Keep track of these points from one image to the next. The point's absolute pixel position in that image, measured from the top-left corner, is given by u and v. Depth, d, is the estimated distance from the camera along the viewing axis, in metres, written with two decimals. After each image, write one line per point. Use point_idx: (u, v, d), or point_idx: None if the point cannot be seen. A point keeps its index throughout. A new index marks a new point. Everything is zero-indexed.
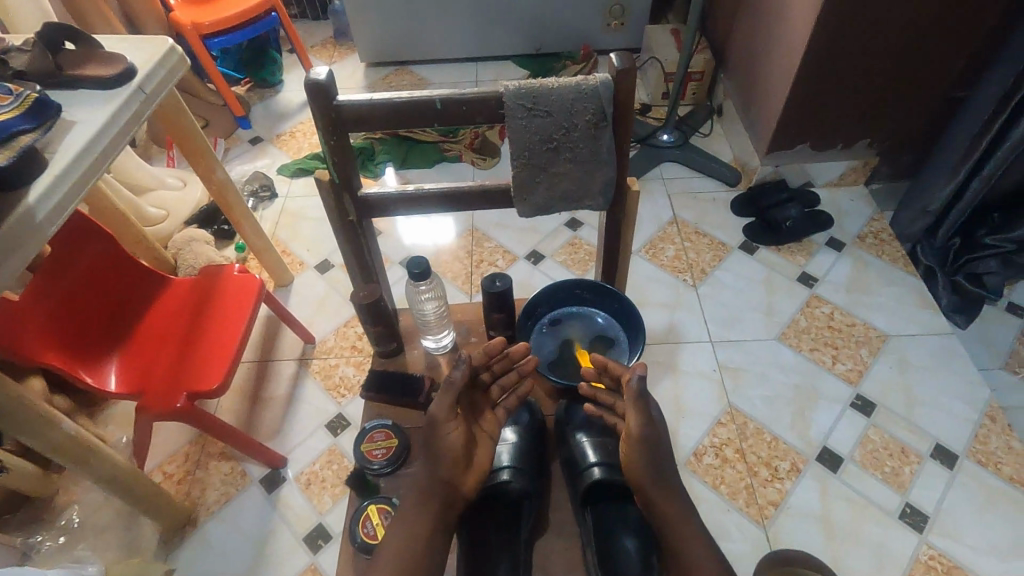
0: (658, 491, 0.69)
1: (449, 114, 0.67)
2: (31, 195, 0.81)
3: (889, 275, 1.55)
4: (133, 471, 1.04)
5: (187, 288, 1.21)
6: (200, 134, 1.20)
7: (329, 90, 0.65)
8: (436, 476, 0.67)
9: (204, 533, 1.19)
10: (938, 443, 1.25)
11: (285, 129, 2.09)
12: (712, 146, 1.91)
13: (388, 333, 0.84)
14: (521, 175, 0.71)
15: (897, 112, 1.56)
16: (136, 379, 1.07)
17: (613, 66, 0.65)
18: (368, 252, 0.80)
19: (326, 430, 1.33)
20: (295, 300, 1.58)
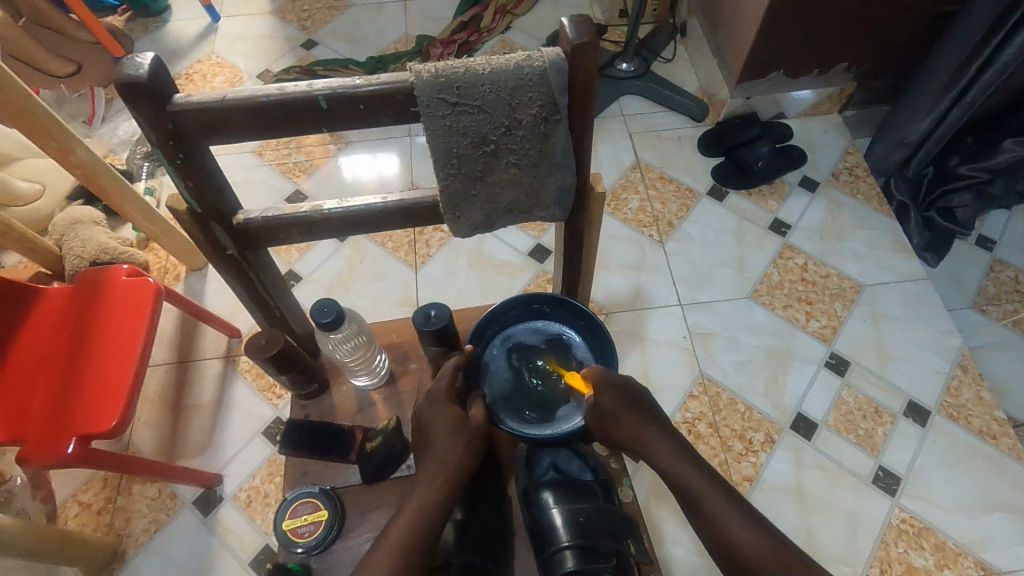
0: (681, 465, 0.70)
1: (341, 113, 0.48)
2: None
3: (863, 217, 1.46)
4: (25, 532, 0.88)
5: (64, 301, 1.00)
6: (43, 108, 0.94)
7: (158, 89, 0.44)
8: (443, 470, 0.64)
9: (135, 569, 1.07)
10: (911, 400, 1.22)
11: (179, 70, 1.74)
12: (676, 73, 1.71)
13: (305, 377, 0.69)
14: (451, 188, 0.53)
15: (880, 33, 1.39)
16: (14, 424, 0.89)
17: (566, 38, 0.46)
18: (264, 285, 0.63)
19: (263, 438, 1.19)
20: (213, 286, 1.37)
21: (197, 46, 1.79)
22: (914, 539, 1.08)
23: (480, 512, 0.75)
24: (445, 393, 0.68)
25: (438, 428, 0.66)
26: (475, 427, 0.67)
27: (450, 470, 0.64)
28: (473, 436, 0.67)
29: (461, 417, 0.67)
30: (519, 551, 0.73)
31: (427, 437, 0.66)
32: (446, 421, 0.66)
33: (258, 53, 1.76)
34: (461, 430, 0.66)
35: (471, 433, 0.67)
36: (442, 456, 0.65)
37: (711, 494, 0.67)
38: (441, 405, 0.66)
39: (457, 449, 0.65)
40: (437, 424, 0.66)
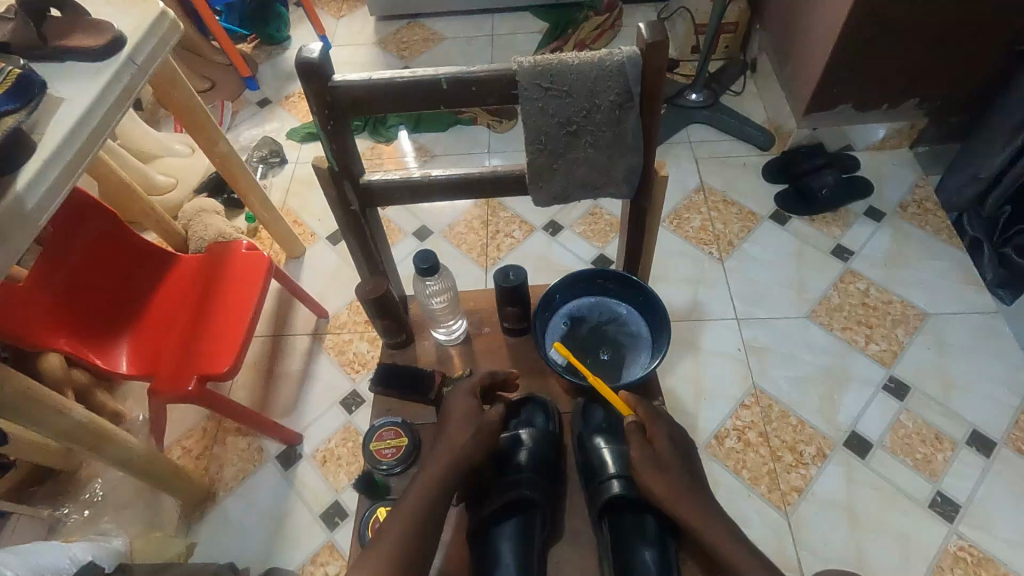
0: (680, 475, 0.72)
1: (457, 94, 0.60)
2: (18, 181, 0.75)
3: (930, 248, 1.46)
4: (147, 453, 1.04)
5: (193, 265, 1.18)
6: (199, 105, 1.14)
7: (323, 69, 0.58)
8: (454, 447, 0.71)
9: (223, 509, 1.21)
10: (975, 430, 1.20)
11: (294, 89, 1.99)
12: (745, 106, 1.79)
13: (396, 326, 0.81)
14: (537, 162, 0.65)
15: (953, 70, 1.42)
16: (148, 360, 1.06)
17: (641, 39, 0.57)
18: (373, 241, 0.76)
19: (341, 407, 1.32)
20: (307, 272, 1.55)
21: None
22: (972, 567, 1.06)
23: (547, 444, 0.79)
24: (474, 385, 0.76)
25: (456, 415, 0.73)
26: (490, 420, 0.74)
27: (480, 437, 0.72)
28: (485, 427, 0.74)
29: (478, 410, 0.75)
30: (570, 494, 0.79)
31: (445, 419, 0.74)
32: (464, 410, 0.73)
33: None
34: (476, 419, 0.74)
35: (482, 423, 0.73)
36: (453, 436, 0.72)
37: (699, 509, 0.69)
38: (463, 395, 0.75)
39: (469, 431, 0.72)
40: (459, 411, 0.74)
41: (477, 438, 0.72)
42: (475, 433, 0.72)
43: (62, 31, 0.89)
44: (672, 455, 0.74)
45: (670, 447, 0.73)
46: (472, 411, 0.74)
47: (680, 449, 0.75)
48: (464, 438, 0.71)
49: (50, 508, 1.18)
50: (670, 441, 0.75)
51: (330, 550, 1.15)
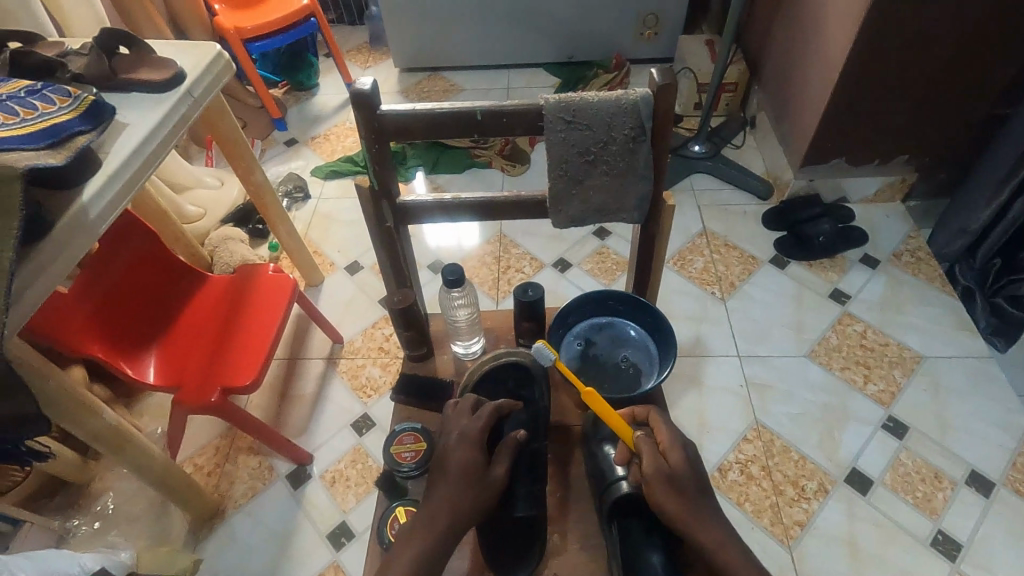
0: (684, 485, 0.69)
1: (489, 125, 0.68)
2: (85, 193, 0.83)
3: (924, 295, 1.52)
4: (167, 466, 1.07)
5: (222, 288, 1.24)
6: (240, 137, 1.23)
7: (373, 99, 0.66)
8: (453, 508, 0.66)
9: (231, 526, 1.22)
10: (974, 470, 1.22)
11: (320, 131, 2.12)
12: (744, 158, 1.90)
13: (418, 338, 0.86)
14: (557, 186, 0.72)
15: (937, 130, 1.53)
16: (173, 373, 1.10)
17: (653, 81, 0.65)
18: (402, 258, 0.82)
19: (352, 429, 1.35)
20: (325, 300, 1.61)
21: (336, 114, 2.18)
22: None
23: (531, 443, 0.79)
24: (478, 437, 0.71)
25: (457, 471, 0.68)
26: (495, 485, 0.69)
27: (483, 492, 0.68)
28: (490, 483, 0.69)
29: (483, 466, 0.70)
30: (579, 504, 0.82)
31: (444, 472, 0.69)
32: (465, 468, 0.68)
33: None
34: (481, 482, 0.68)
35: (486, 479, 0.69)
36: (452, 493, 0.67)
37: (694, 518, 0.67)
38: (464, 448, 0.70)
39: (471, 491, 0.67)
40: (462, 466, 0.69)
41: (482, 497, 0.68)
42: (478, 490, 0.68)
43: (132, 66, 0.99)
44: (683, 466, 0.70)
45: (687, 462, 0.70)
46: (475, 467, 0.69)
47: (697, 467, 0.71)
48: (465, 496, 0.67)
49: (61, 519, 1.19)
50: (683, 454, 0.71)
51: (335, 570, 1.15)
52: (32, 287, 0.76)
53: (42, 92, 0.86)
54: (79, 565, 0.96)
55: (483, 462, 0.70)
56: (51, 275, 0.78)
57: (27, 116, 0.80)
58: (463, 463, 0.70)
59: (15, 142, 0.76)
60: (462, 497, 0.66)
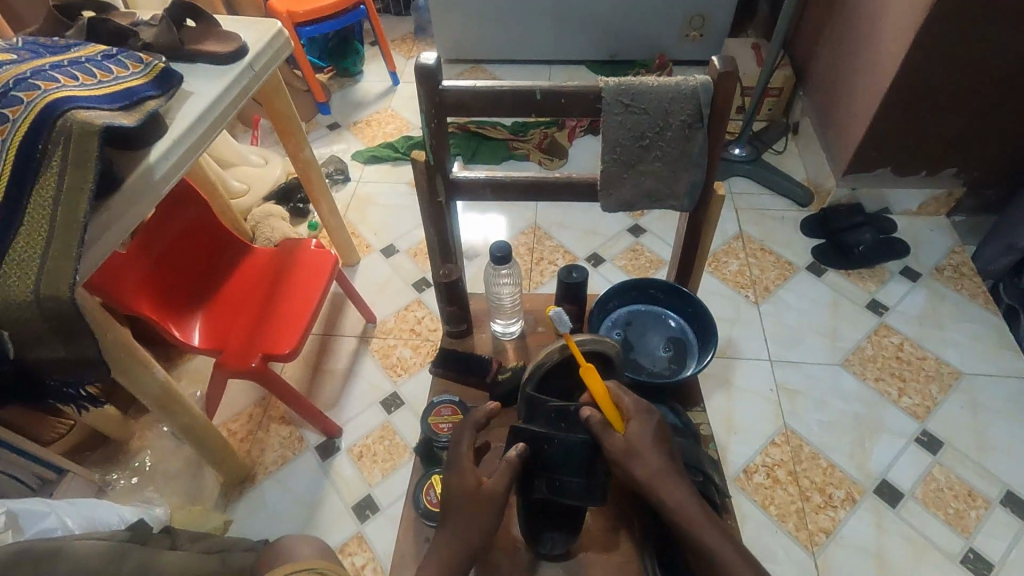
0: (651, 462, 0.64)
1: (548, 104, 0.69)
2: (151, 155, 0.87)
3: (966, 311, 1.48)
4: (208, 427, 1.11)
5: (265, 259, 1.28)
6: (293, 114, 1.27)
7: (436, 74, 0.68)
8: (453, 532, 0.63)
9: (261, 490, 1.26)
10: (1009, 490, 1.19)
11: (362, 116, 2.16)
12: (785, 164, 1.88)
13: (460, 314, 0.88)
14: (610, 169, 0.73)
15: (990, 143, 1.50)
16: (216, 337, 1.14)
17: (714, 69, 0.66)
18: (450, 234, 0.84)
19: (381, 407, 1.37)
20: (361, 280, 1.64)
21: (378, 101, 2.21)
22: None
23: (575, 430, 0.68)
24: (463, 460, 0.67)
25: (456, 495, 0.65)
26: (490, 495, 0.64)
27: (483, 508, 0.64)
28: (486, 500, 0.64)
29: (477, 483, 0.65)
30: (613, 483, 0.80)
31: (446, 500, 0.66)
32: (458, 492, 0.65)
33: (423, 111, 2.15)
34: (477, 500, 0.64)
35: (483, 496, 0.64)
36: (455, 520, 0.64)
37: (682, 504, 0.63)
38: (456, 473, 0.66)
39: (469, 512, 0.64)
40: (454, 488, 0.66)
41: (486, 514, 0.63)
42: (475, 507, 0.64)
43: (198, 38, 1.03)
44: (648, 443, 0.65)
45: (649, 432, 0.65)
46: (471, 488, 0.65)
47: (662, 434, 0.67)
48: (466, 519, 0.63)
49: (101, 472, 1.24)
50: (645, 426, 0.66)
51: (359, 541, 1.18)
52: (100, 241, 0.80)
53: (117, 57, 0.91)
54: (119, 516, 1.02)
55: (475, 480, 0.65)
56: (116, 231, 0.82)
57: (101, 79, 0.85)
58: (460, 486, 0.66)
59: (89, 102, 0.80)
60: (465, 520, 0.63)
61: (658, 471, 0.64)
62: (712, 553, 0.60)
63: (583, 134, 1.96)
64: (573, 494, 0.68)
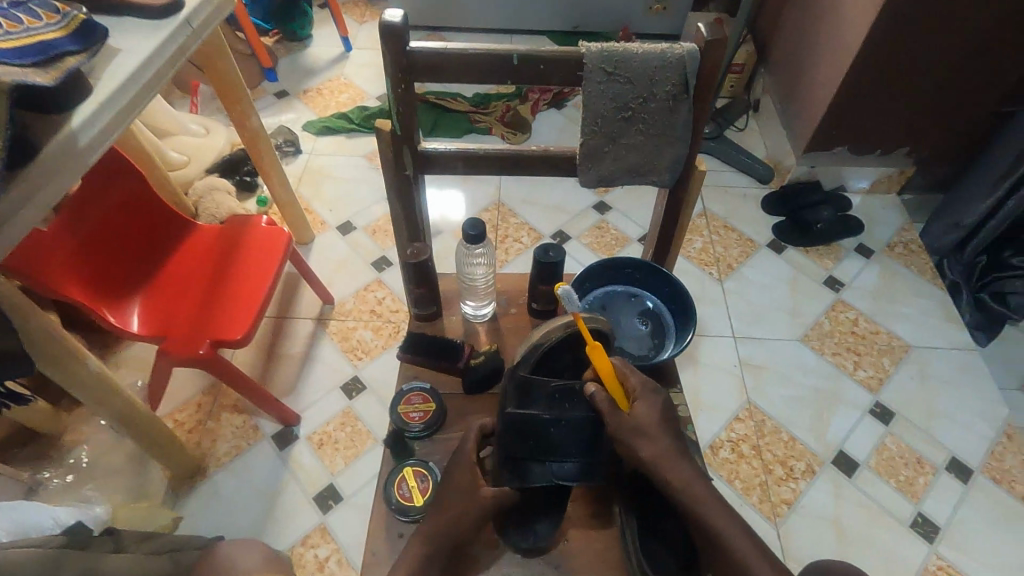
0: (659, 441, 0.65)
1: (526, 70, 0.64)
2: (74, 120, 0.77)
3: (915, 286, 1.54)
4: (152, 421, 1.03)
5: (211, 237, 1.18)
6: (238, 78, 1.16)
7: (403, 34, 0.62)
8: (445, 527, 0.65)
9: (214, 484, 1.18)
10: (954, 456, 1.25)
11: (312, 84, 2.03)
12: (746, 141, 1.89)
13: (429, 296, 0.83)
14: (590, 143, 0.69)
15: (941, 124, 1.54)
16: (159, 323, 1.05)
17: (701, 36, 0.62)
18: (418, 210, 0.78)
19: (341, 392, 1.31)
20: (316, 258, 1.55)
21: (330, 68, 2.08)
22: None
23: (573, 411, 0.67)
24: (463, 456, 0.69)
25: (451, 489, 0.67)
26: (483, 502, 0.65)
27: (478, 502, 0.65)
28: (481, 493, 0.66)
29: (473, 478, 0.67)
30: None
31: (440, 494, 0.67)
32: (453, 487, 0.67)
33: (379, 80, 2.04)
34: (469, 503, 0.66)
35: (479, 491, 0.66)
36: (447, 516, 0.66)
37: (692, 483, 0.64)
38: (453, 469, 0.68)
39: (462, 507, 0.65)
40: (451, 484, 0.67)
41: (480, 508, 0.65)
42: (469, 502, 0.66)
43: None
44: (656, 423, 0.65)
45: (657, 411, 0.65)
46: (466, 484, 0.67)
47: (667, 412, 0.67)
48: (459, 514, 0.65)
49: (31, 471, 1.13)
50: (651, 404, 0.66)
51: (321, 532, 1.13)
52: (13, 218, 0.70)
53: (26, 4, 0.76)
54: (53, 519, 0.93)
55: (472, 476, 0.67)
56: (34, 206, 0.72)
57: (9, 30, 0.72)
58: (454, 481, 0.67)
59: None
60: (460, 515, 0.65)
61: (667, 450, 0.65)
62: (719, 531, 0.63)
63: (547, 107, 1.91)
64: (572, 476, 0.69)
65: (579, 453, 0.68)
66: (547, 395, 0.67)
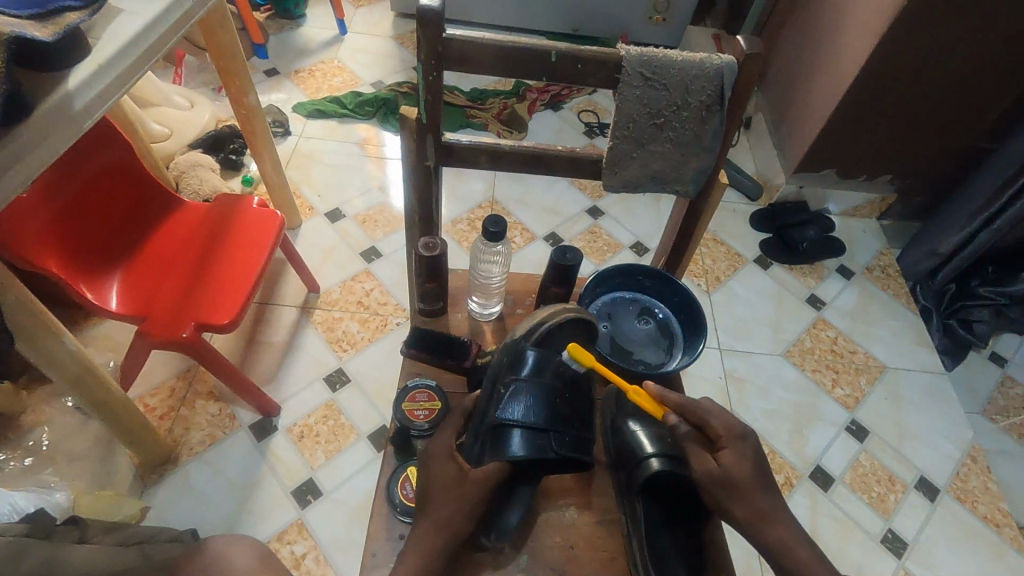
0: (753, 493, 0.65)
1: (562, 68, 0.63)
2: (71, 80, 0.71)
3: (891, 309, 1.60)
4: (125, 404, 0.97)
5: (198, 215, 1.13)
6: (238, 51, 1.11)
7: (441, 20, 0.60)
8: (432, 526, 0.63)
9: (185, 473, 1.13)
10: (923, 476, 1.30)
11: (304, 65, 1.97)
12: (736, 157, 1.92)
13: (437, 292, 0.81)
14: (618, 147, 0.68)
15: (925, 154, 1.60)
16: (138, 301, 1.00)
17: (740, 50, 0.62)
18: (433, 203, 0.76)
19: (325, 384, 1.27)
20: (302, 244, 1.50)
21: (323, 50, 2.02)
22: None
23: (572, 385, 0.70)
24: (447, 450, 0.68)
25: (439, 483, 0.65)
26: (476, 482, 0.64)
27: (466, 493, 0.64)
28: (467, 487, 0.64)
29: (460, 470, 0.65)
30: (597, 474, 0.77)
31: (428, 495, 0.65)
32: (441, 481, 0.65)
33: (374, 66, 1.99)
34: (460, 486, 0.64)
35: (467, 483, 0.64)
36: (437, 515, 0.63)
37: (788, 536, 0.64)
38: (439, 464, 0.66)
39: (452, 502, 0.64)
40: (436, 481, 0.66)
41: (468, 504, 0.63)
42: (458, 495, 0.64)
43: None
44: (749, 471, 0.66)
45: (745, 461, 0.66)
46: (458, 479, 0.65)
47: (760, 462, 0.67)
48: (449, 512, 0.63)
49: None
50: (743, 452, 0.67)
51: (299, 528, 1.09)
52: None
53: None
54: (11, 505, 0.88)
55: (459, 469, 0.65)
56: (22, 169, 0.67)
57: None
58: (440, 480, 0.66)
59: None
60: (447, 513, 0.63)
61: (759, 498, 0.65)
62: None
63: (544, 108, 1.90)
64: (558, 448, 0.65)
65: (562, 425, 0.67)
66: (553, 369, 0.68)
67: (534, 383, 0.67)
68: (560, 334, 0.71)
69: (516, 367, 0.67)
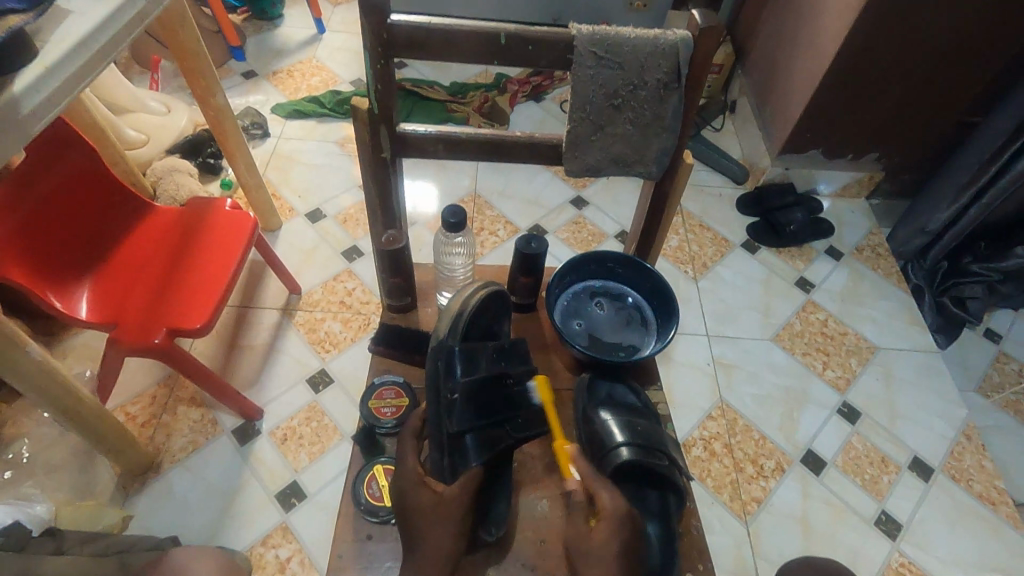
0: None
1: (512, 51, 0.61)
2: (15, 84, 0.70)
3: (882, 289, 1.57)
4: (99, 415, 0.96)
5: (168, 221, 1.11)
6: (202, 51, 1.10)
7: (384, 6, 0.58)
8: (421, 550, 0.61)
9: (168, 480, 1.12)
10: (917, 456, 1.28)
11: (282, 65, 1.95)
12: (722, 141, 1.90)
13: (403, 286, 0.79)
14: (577, 130, 0.66)
15: (909, 131, 1.58)
16: (109, 310, 0.98)
17: (695, 24, 0.61)
18: (394, 197, 0.75)
19: (307, 385, 1.26)
20: (283, 246, 1.49)
21: (301, 50, 2.00)
22: None
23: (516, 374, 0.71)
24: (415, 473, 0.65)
25: (415, 498, 0.64)
26: (455, 496, 0.63)
27: (451, 511, 0.62)
28: (448, 503, 0.63)
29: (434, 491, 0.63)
30: None
31: (409, 516, 0.63)
32: (417, 499, 0.64)
33: (353, 64, 1.97)
34: (443, 506, 0.63)
35: (448, 500, 0.63)
36: (427, 538, 0.62)
37: None
38: (411, 487, 0.64)
39: (441, 521, 0.62)
40: (414, 504, 0.64)
41: (455, 520, 0.62)
42: (439, 514, 0.62)
43: None
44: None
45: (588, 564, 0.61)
46: (439, 500, 0.63)
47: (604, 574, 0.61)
48: (440, 535, 0.62)
49: None
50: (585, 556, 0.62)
51: (283, 531, 1.08)
52: None
53: None
54: None
55: (433, 489, 0.64)
56: None
57: None
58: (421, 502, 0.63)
59: None
60: (433, 535, 0.61)
61: None
62: None
63: (525, 100, 1.88)
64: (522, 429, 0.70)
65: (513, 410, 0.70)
66: (485, 358, 0.67)
67: (473, 380, 0.65)
68: (481, 316, 0.69)
69: (452, 368, 0.64)
